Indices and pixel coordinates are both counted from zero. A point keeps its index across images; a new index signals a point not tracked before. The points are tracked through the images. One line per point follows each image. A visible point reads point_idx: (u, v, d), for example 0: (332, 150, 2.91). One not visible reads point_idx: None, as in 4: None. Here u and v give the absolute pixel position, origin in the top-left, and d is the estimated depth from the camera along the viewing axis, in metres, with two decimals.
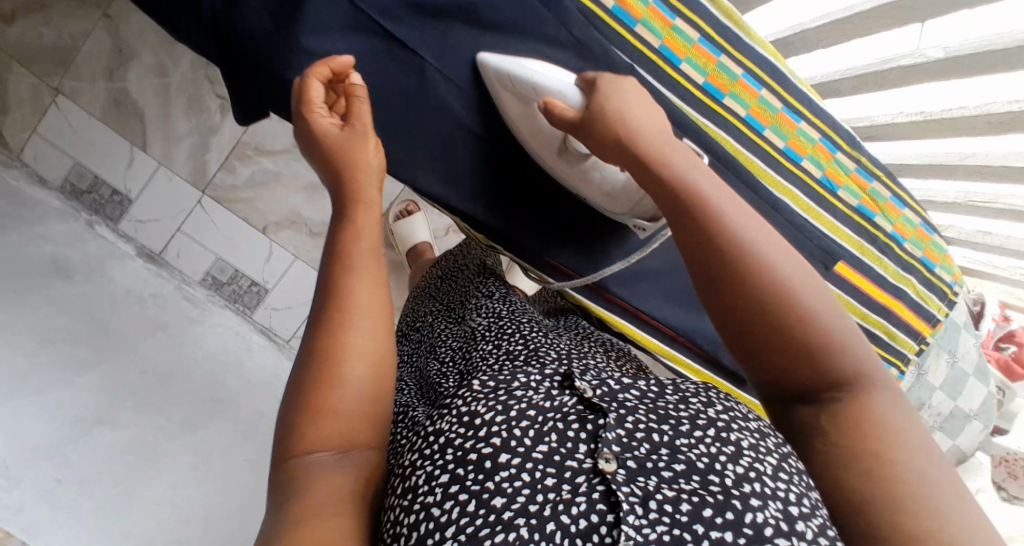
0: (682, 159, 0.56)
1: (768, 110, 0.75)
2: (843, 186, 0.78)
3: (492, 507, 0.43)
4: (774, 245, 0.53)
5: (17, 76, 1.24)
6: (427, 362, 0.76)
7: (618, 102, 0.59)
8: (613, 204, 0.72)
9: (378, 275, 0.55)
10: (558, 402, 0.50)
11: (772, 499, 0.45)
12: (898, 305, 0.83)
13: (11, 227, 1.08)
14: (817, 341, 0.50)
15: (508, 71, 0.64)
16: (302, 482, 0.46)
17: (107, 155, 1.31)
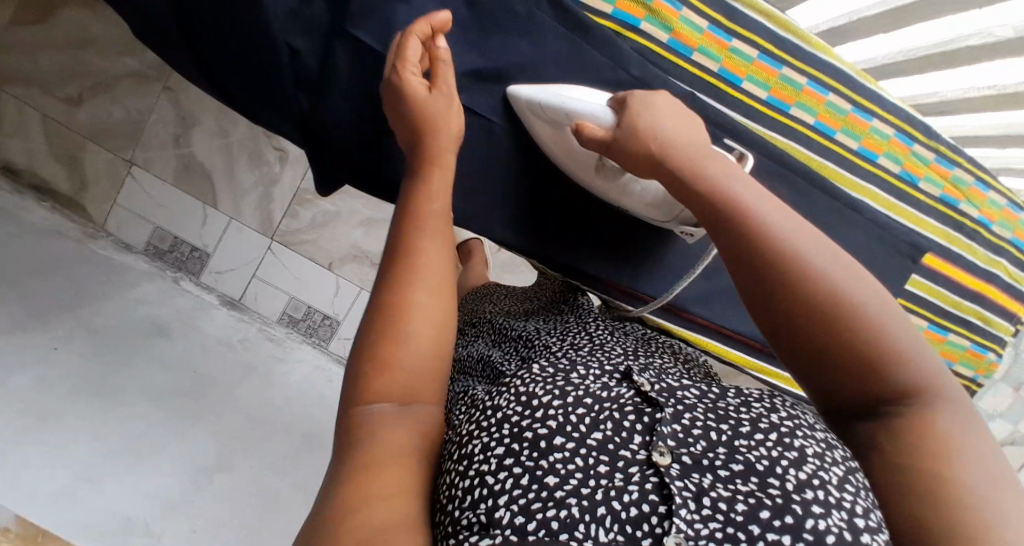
0: (720, 170, 0.52)
1: (838, 113, 0.70)
2: (924, 176, 0.73)
3: (547, 484, 0.42)
4: (829, 255, 0.46)
5: (93, 153, 1.34)
6: (487, 347, 0.74)
7: (643, 115, 0.56)
8: (654, 213, 0.68)
9: (444, 240, 0.54)
10: (615, 393, 0.50)
11: (837, 508, 0.42)
12: (989, 289, 0.78)
13: (110, 295, 1.17)
14: (877, 349, 0.42)
15: (539, 99, 0.62)
16: (357, 430, 0.46)
17: (183, 216, 1.40)
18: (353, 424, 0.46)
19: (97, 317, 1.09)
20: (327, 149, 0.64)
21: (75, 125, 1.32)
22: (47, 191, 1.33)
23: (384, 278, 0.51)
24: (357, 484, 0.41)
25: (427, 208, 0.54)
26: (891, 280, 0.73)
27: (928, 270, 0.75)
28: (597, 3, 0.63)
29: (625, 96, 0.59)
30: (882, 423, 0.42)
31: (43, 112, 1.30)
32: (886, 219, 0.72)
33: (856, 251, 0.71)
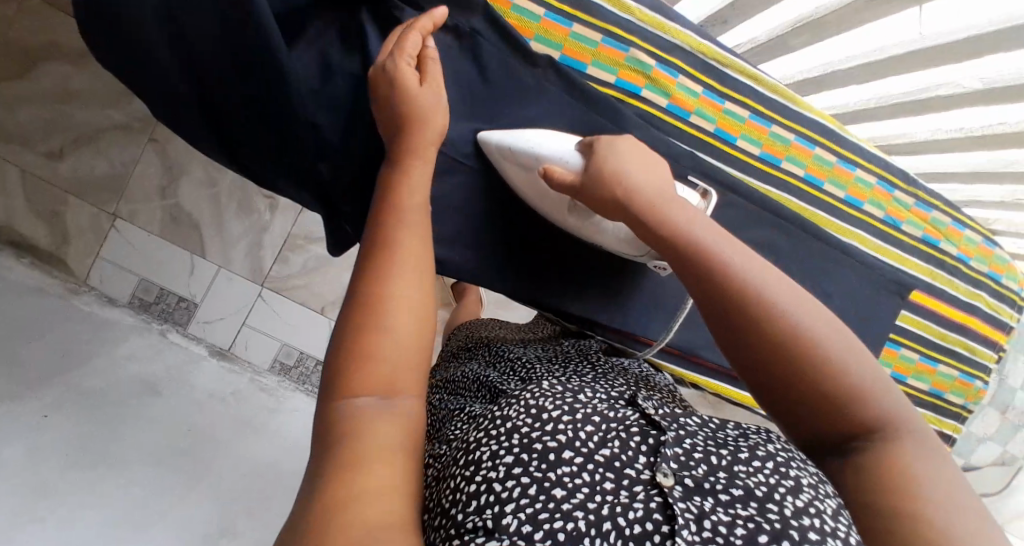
0: (683, 211, 0.50)
1: (824, 165, 0.74)
2: (906, 220, 0.78)
3: (554, 496, 0.42)
4: (794, 296, 0.45)
5: (76, 207, 1.31)
6: (485, 366, 0.71)
7: (605, 159, 0.54)
8: (627, 249, 0.62)
9: (422, 235, 0.51)
10: (620, 415, 0.50)
11: (832, 538, 0.41)
12: (972, 320, 0.83)
13: (98, 353, 1.14)
14: (843, 388, 0.43)
15: (510, 143, 0.60)
16: (336, 422, 0.40)
17: (170, 267, 1.37)
18: (331, 417, 0.41)
19: (87, 379, 1.06)
20: (341, 214, 0.65)
21: (58, 179, 1.29)
22: (26, 247, 1.27)
23: (366, 264, 0.48)
24: (333, 487, 0.36)
25: (406, 209, 0.51)
26: (887, 316, 0.77)
27: (917, 306, 0.79)
28: (601, 73, 0.66)
29: (591, 141, 0.56)
30: (850, 458, 0.42)
31: (24, 168, 1.28)
32: (876, 261, 0.76)
33: (852, 290, 0.75)
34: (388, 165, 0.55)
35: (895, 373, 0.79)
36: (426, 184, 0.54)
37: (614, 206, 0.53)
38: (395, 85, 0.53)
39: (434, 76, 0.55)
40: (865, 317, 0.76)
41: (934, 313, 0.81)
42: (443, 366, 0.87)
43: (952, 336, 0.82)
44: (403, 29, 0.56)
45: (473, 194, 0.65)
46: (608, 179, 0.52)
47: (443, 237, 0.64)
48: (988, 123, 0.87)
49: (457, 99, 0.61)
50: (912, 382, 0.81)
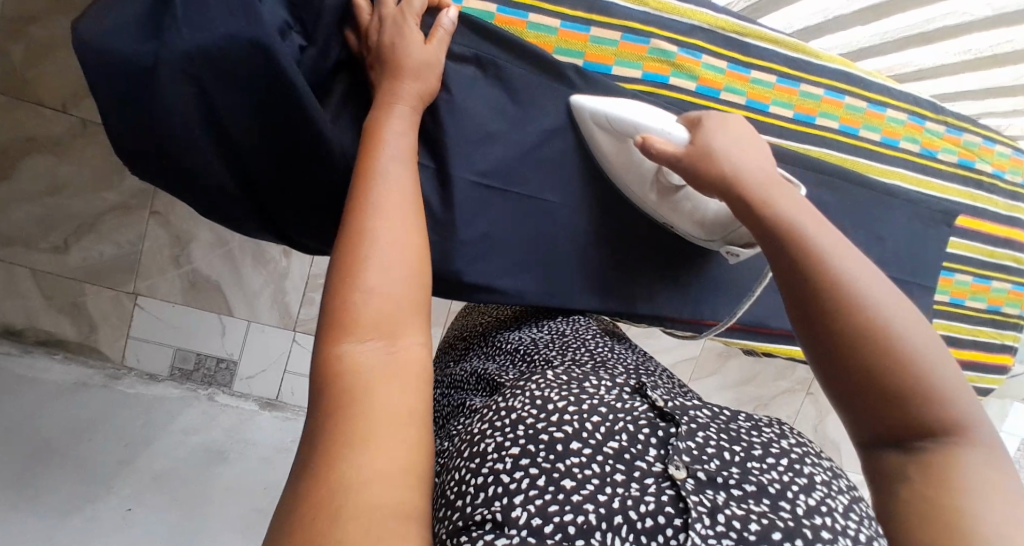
0: (789, 198, 0.47)
1: (857, 112, 0.74)
2: (941, 149, 0.78)
3: (563, 488, 0.36)
4: (898, 305, 0.39)
5: (94, 293, 1.30)
6: (481, 359, 0.60)
7: (711, 145, 0.51)
8: (698, 231, 0.64)
9: (404, 214, 0.46)
10: (629, 405, 0.43)
11: (845, 538, 0.36)
12: (1016, 232, 0.84)
13: (158, 435, 1.14)
14: (922, 384, 0.36)
15: (606, 111, 0.59)
16: (337, 374, 0.38)
17: (201, 332, 1.35)
18: (328, 366, 0.39)
19: (155, 461, 1.08)
20: None
21: (69, 271, 1.27)
22: (55, 342, 1.30)
23: (348, 209, 0.46)
24: (327, 460, 0.34)
25: (382, 166, 0.48)
26: (938, 246, 0.78)
27: (964, 231, 0.80)
28: (626, 71, 0.65)
29: (701, 117, 0.54)
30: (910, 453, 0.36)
31: (33, 267, 1.26)
32: (921, 196, 0.76)
33: (903, 227, 0.75)
34: (372, 121, 0.51)
35: (952, 298, 0.82)
36: (406, 141, 0.50)
37: (717, 190, 0.50)
38: (399, 25, 0.52)
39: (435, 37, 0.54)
40: (918, 252, 0.77)
41: (984, 234, 0.82)
42: (438, 363, 0.73)
43: (1000, 253, 0.84)
44: None
45: (527, 220, 0.64)
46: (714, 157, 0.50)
47: (508, 264, 0.64)
48: (996, 43, 0.89)
49: (493, 129, 0.61)
50: (970, 304, 0.83)
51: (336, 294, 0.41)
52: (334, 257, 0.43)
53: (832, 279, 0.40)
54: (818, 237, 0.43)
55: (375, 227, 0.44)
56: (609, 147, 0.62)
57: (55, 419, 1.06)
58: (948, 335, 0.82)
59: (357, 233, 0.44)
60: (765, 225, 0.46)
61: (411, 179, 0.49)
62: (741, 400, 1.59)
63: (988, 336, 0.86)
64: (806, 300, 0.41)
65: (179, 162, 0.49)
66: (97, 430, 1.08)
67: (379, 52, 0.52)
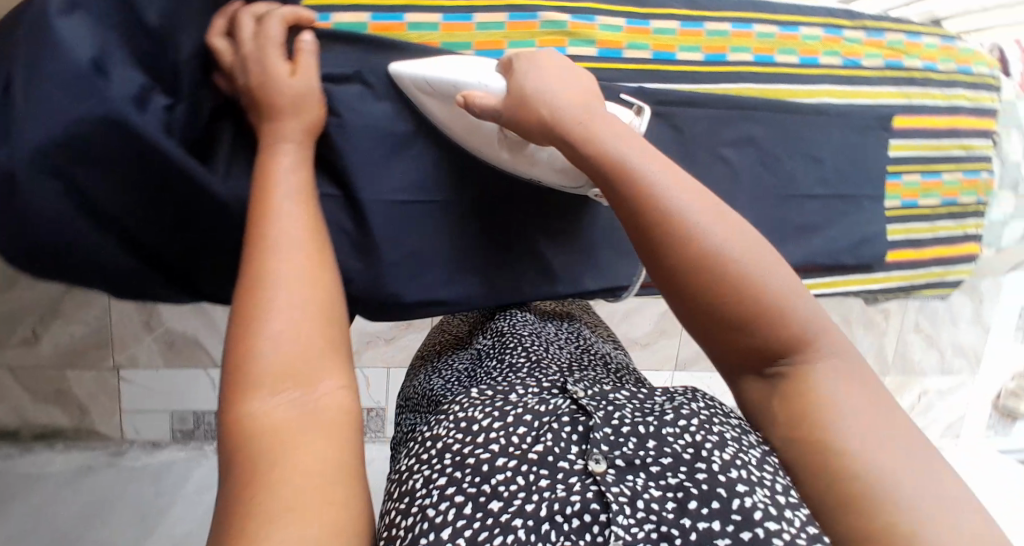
0: (612, 131, 0.45)
1: (769, 39, 0.72)
2: (864, 55, 0.76)
3: (491, 511, 0.36)
4: (744, 246, 0.41)
5: (77, 376, 1.29)
6: (428, 377, 0.62)
7: (525, 88, 0.49)
8: (564, 180, 0.60)
9: (304, 255, 0.45)
10: (551, 405, 0.43)
11: (760, 487, 0.37)
12: (957, 119, 0.82)
13: (174, 498, 1.21)
14: (766, 308, 0.40)
15: (425, 74, 0.55)
16: (251, 437, 0.37)
17: (191, 390, 1.34)
18: (239, 428, 0.37)
19: (175, 526, 1.16)
20: None
21: (45, 361, 1.27)
22: (53, 432, 1.30)
23: (246, 254, 0.44)
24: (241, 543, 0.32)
25: (280, 203, 0.47)
26: (879, 152, 0.76)
27: (903, 131, 0.78)
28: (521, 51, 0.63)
29: (512, 60, 0.51)
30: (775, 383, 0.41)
31: (10, 365, 1.25)
32: (852, 108, 0.74)
33: (838, 141, 0.74)
34: (264, 160, 0.49)
35: (904, 200, 0.81)
36: (297, 178, 0.49)
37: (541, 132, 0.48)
38: (258, 58, 0.50)
39: (301, 61, 0.52)
40: (858, 163, 0.75)
41: (925, 129, 0.80)
42: (404, 380, 0.72)
43: (945, 143, 0.82)
44: (258, 21, 0.52)
45: (453, 223, 0.63)
46: (529, 103, 0.48)
47: (443, 273, 0.62)
48: None
49: (393, 142, 0.60)
50: (925, 203, 0.82)
51: (237, 342, 0.40)
52: (232, 316, 0.42)
53: (670, 222, 0.41)
54: (653, 181, 0.42)
55: (276, 269, 0.43)
56: (444, 116, 0.58)
57: (70, 508, 1.16)
58: (908, 237, 0.81)
59: (259, 281, 0.42)
60: (592, 166, 0.45)
61: (308, 214, 0.48)
62: None
63: (950, 229, 0.85)
64: (652, 249, 0.42)
65: (69, 256, 0.49)
66: (107, 511, 1.16)
67: (254, 96, 0.50)
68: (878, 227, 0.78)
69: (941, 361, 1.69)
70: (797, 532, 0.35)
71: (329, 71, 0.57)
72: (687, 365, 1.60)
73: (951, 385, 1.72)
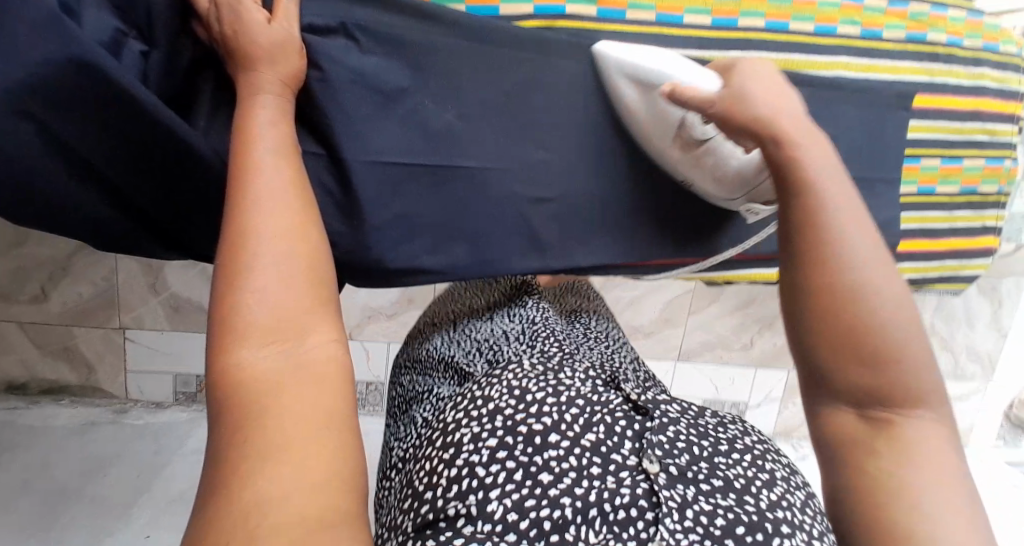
0: (821, 154, 0.46)
1: (784, 4, 0.68)
2: (884, 27, 0.72)
3: (541, 482, 0.40)
4: (896, 304, 0.42)
5: (84, 334, 1.31)
6: (445, 341, 0.65)
7: (746, 92, 0.49)
8: (720, 190, 0.64)
9: (296, 210, 0.42)
10: (605, 398, 0.47)
11: (805, 531, 0.40)
12: (982, 102, 0.78)
13: (171, 459, 1.22)
14: (891, 357, 0.41)
15: (630, 60, 0.59)
16: (237, 390, 0.35)
17: (195, 355, 1.35)
18: (227, 381, 0.35)
19: (170, 485, 1.16)
20: None
21: (52, 319, 1.29)
22: (60, 387, 1.34)
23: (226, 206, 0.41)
24: (232, 486, 0.31)
25: (262, 157, 0.43)
26: (898, 134, 0.72)
27: (923, 111, 0.74)
28: (516, 8, 0.63)
29: (733, 63, 0.53)
30: (873, 422, 0.42)
31: (19, 321, 1.28)
32: (868, 83, 0.71)
33: (853, 119, 0.70)
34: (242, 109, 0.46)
35: (920, 187, 0.77)
36: (280, 130, 0.46)
37: (746, 136, 0.49)
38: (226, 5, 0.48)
39: (279, 11, 0.51)
40: (873, 145, 0.72)
41: (945, 111, 0.76)
42: (410, 341, 0.74)
43: (967, 128, 0.78)
44: None
45: (440, 188, 0.61)
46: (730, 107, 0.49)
47: (433, 240, 0.61)
48: None
49: (383, 101, 0.58)
50: (942, 190, 0.78)
51: (220, 299, 0.37)
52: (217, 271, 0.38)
53: (830, 246, 0.43)
54: (834, 204, 0.44)
55: (257, 221, 0.40)
56: (632, 103, 0.61)
57: (72, 461, 1.16)
58: (922, 227, 0.78)
59: (240, 238, 0.39)
60: (780, 171, 0.46)
61: (292, 168, 0.45)
62: (746, 323, 1.56)
63: (968, 220, 0.81)
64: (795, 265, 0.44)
65: (45, 205, 0.48)
66: (110, 467, 1.17)
67: (228, 44, 0.48)
68: (893, 213, 0.74)
69: (954, 365, 1.64)
70: None
71: (312, 21, 0.55)
72: (691, 356, 1.57)
73: (963, 391, 1.67)
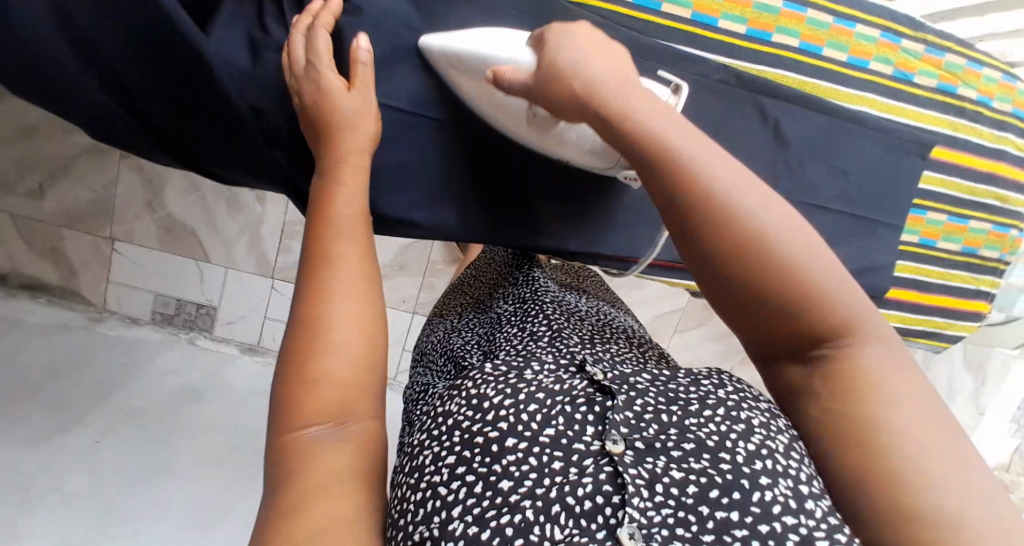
0: (651, 108, 0.42)
1: (822, 29, 0.68)
2: (917, 71, 0.72)
3: (501, 491, 0.36)
4: (790, 230, 0.39)
5: (73, 238, 1.31)
6: (448, 334, 0.67)
7: (568, 59, 0.44)
8: (595, 161, 0.58)
9: (363, 239, 0.49)
10: (568, 385, 0.42)
11: (784, 478, 0.37)
12: (1000, 167, 0.78)
13: (137, 373, 1.19)
14: (810, 296, 0.39)
15: (453, 47, 0.55)
16: (301, 418, 0.41)
17: (181, 279, 1.36)
18: (295, 408, 0.41)
19: (131, 400, 1.13)
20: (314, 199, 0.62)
21: (46, 216, 1.28)
22: (39, 286, 1.32)
23: (311, 233, 0.48)
24: (292, 507, 0.37)
25: (343, 180, 0.51)
26: (912, 180, 0.72)
27: (939, 163, 0.74)
28: None
29: (543, 32, 0.48)
30: (816, 366, 0.41)
31: (11, 212, 1.27)
32: (888, 123, 0.71)
33: (867, 157, 0.70)
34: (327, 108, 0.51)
35: (922, 239, 0.76)
36: (366, 142, 0.53)
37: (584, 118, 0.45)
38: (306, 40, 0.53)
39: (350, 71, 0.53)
40: (884, 187, 0.71)
41: (963, 167, 0.76)
42: (421, 331, 0.77)
43: (980, 189, 0.77)
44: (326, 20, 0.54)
45: (444, 146, 0.61)
46: (563, 78, 0.44)
47: (427, 196, 0.62)
48: None
49: (403, 47, 0.58)
50: (943, 245, 0.77)
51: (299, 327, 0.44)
52: (299, 299, 0.45)
53: (714, 211, 0.39)
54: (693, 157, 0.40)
55: (338, 249, 0.47)
56: (471, 91, 0.57)
57: (41, 357, 1.12)
58: (915, 279, 0.77)
59: (323, 264, 0.46)
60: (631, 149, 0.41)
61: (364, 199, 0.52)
62: (730, 351, 1.57)
63: (963, 281, 0.80)
64: (690, 229, 0.40)
65: (40, 65, 0.48)
66: (78, 369, 1.13)
67: (309, 114, 0.52)
68: (890, 259, 0.74)
69: None
70: (816, 524, 0.35)
71: None
72: None
73: None
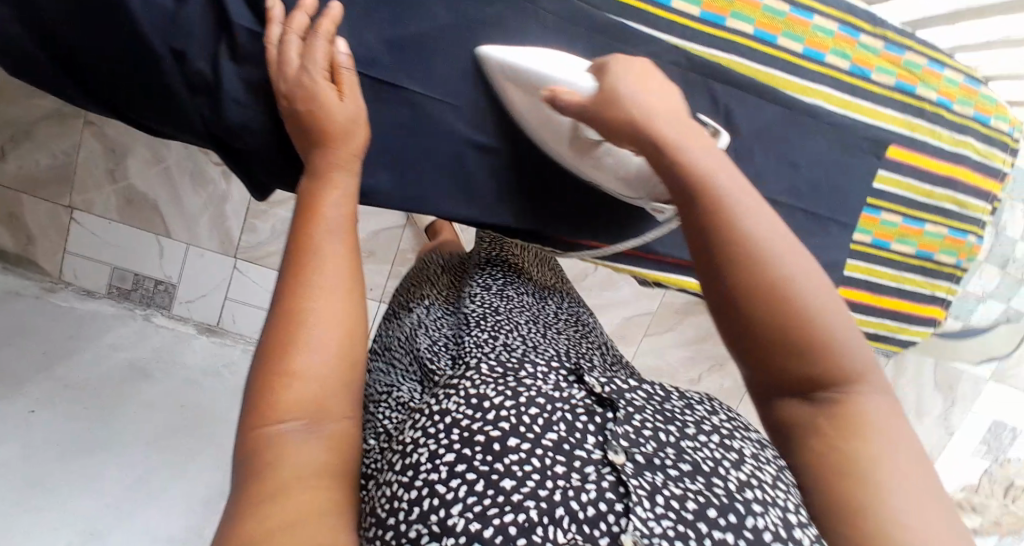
0: (699, 146, 0.46)
1: (778, 17, 0.66)
2: (875, 68, 0.71)
3: (502, 490, 0.36)
4: (810, 274, 0.40)
5: (31, 204, 1.28)
6: (414, 329, 0.66)
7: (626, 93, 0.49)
8: (626, 188, 0.63)
9: (345, 228, 0.47)
10: (567, 393, 0.43)
11: (775, 506, 0.37)
12: (957, 170, 0.77)
13: (86, 346, 1.13)
14: (821, 340, 0.40)
15: (511, 63, 0.56)
16: (271, 415, 0.38)
17: (140, 253, 1.34)
18: (270, 403, 0.38)
19: (75, 372, 1.07)
20: (245, 158, 0.60)
21: (5, 180, 1.25)
22: None
23: (296, 222, 0.46)
24: (260, 509, 0.34)
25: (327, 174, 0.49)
26: (863, 179, 0.71)
27: (894, 163, 0.73)
28: None
29: (607, 61, 0.53)
30: (817, 404, 0.40)
31: None
32: (843, 118, 0.69)
33: (821, 151, 0.69)
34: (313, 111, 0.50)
35: (875, 239, 0.75)
36: (356, 140, 0.52)
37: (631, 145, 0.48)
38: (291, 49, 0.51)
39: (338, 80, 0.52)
40: (836, 182, 0.70)
41: (919, 169, 0.74)
42: (381, 327, 0.74)
43: (937, 192, 0.76)
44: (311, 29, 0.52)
45: (383, 109, 0.58)
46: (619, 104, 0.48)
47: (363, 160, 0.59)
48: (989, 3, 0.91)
49: None
50: (897, 247, 0.76)
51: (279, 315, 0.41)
52: (279, 286, 0.43)
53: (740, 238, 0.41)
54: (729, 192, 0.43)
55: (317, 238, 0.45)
56: (519, 103, 0.59)
57: None
58: (867, 279, 0.76)
59: (300, 251, 0.44)
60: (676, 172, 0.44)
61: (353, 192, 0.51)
62: (698, 357, 1.55)
63: (916, 284, 0.79)
64: (714, 252, 0.42)
65: None
66: (21, 337, 1.07)
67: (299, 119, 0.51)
68: (840, 258, 0.73)
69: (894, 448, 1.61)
70: None
71: None
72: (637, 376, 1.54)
73: None
